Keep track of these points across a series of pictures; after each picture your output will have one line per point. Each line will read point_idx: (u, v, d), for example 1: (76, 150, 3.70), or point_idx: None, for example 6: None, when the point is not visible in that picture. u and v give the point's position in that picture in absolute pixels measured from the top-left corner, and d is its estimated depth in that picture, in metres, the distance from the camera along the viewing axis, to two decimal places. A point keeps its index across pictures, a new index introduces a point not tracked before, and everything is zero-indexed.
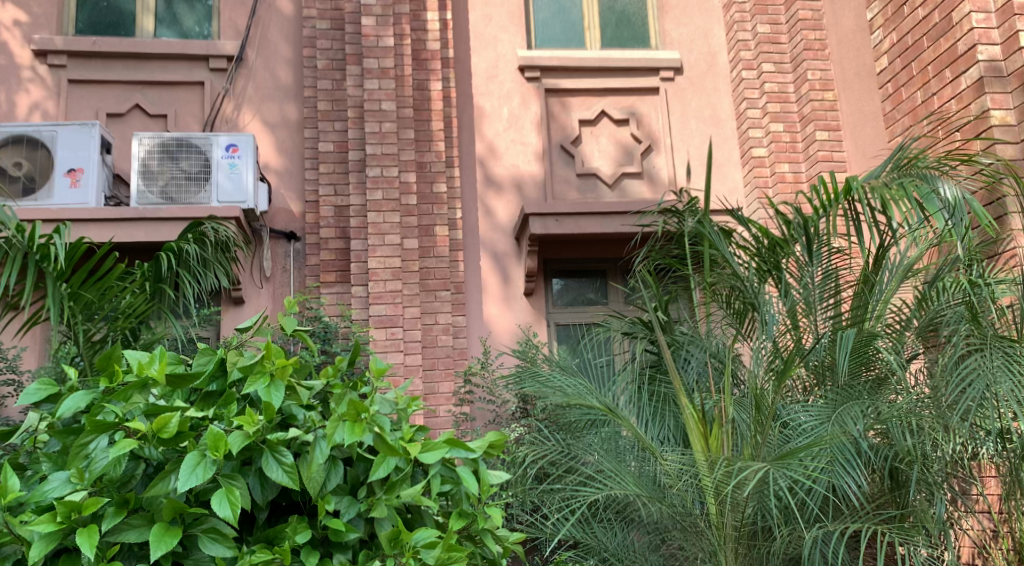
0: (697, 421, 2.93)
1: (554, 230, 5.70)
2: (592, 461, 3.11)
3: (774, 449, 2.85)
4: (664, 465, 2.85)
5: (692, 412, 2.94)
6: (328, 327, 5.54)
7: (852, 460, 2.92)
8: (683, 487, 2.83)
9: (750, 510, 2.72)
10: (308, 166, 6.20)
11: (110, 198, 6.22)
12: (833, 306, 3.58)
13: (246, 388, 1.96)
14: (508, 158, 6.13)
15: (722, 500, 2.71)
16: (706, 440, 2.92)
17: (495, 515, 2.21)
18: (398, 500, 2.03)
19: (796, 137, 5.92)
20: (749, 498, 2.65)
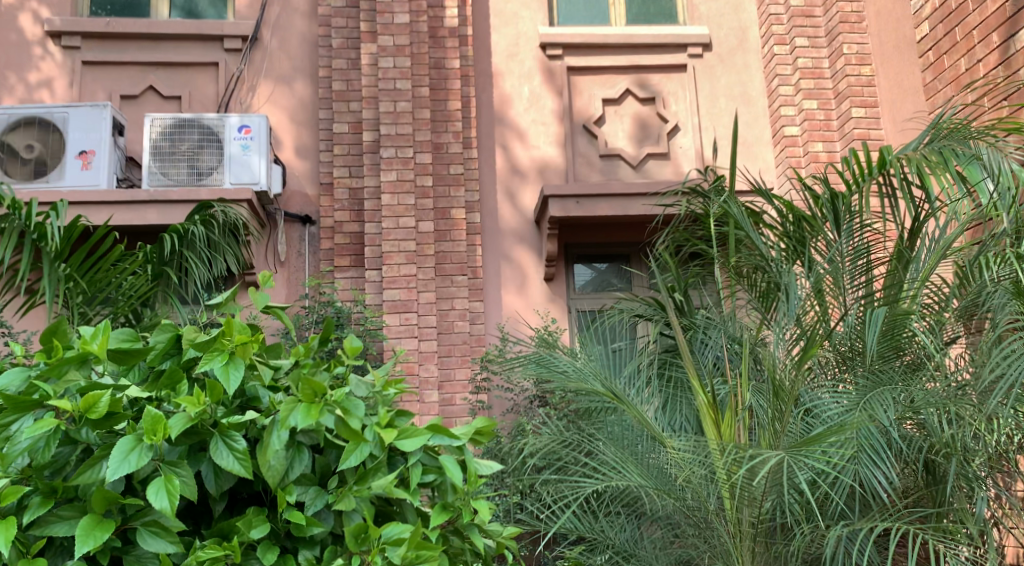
0: (710, 406, 2.71)
1: (574, 213, 5.50)
2: (598, 449, 2.90)
3: (795, 437, 2.61)
4: (673, 454, 2.63)
5: (704, 397, 2.71)
6: (341, 312, 5.37)
7: (882, 450, 2.70)
8: (695, 480, 2.59)
9: (768, 505, 2.49)
10: (322, 148, 6.02)
11: (123, 180, 6.04)
12: (864, 285, 3.32)
13: (200, 367, 1.78)
14: (531, 139, 5.92)
15: (735, 493, 2.48)
16: (720, 427, 2.69)
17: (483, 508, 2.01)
18: (369, 492, 1.83)
19: (831, 115, 5.65)
20: (764, 491, 2.42)
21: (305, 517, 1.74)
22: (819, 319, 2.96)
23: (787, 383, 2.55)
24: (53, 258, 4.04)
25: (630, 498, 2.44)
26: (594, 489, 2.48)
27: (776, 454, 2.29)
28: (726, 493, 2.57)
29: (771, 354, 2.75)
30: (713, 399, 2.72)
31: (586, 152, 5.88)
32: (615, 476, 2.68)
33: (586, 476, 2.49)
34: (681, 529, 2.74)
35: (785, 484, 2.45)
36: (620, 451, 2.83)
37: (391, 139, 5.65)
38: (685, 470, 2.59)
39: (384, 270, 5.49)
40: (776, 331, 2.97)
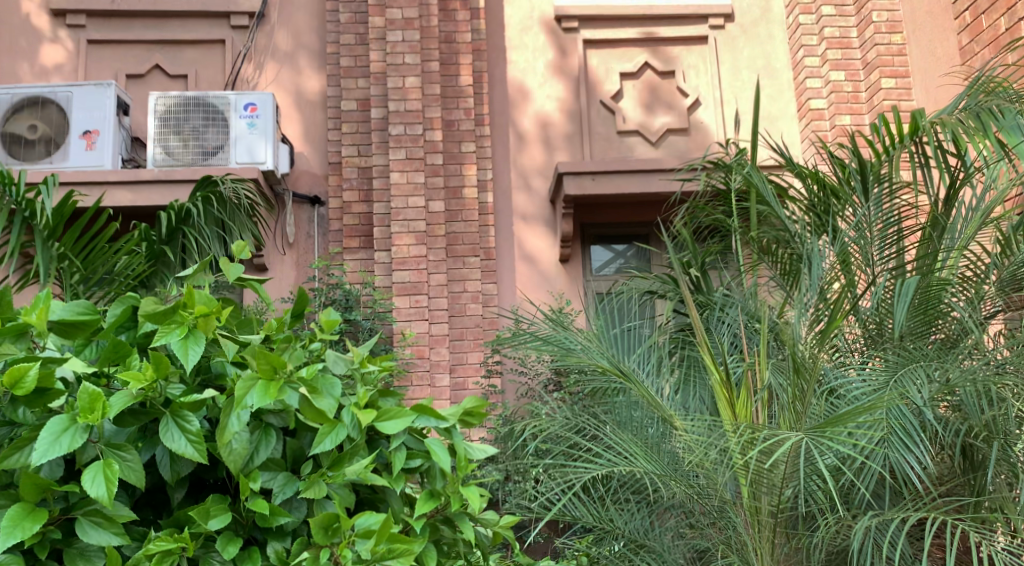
0: (725, 385, 2.51)
1: (590, 190, 5.32)
2: (606, 433, 2.72)
3: (819, 419, 2.41)
4: (685, 438, 2.45)
5: (719, 376, 2.52)
6: (350, 294, 5.22)
7: (916, 431, 2.51)
8: (710, 465, 2.40)
9: (788, 493, 2.29)
10: (330, 126, 5.85)
11: (127, 160, 5.85)
12: (895, 254, 3.11)
13: (156, 340, 1.61)
14: (535, 103, 5.75)
15: (752, 478, 2.29)
16: (735, 408, 2.50)
17: (473, 496, 1.84)
18: (344, 479, 1.66)
19: (858, 87, 5.43)
20: (783, 476, 2.23)
21: (269, 507, 1.56)
22: (844, 293, 2.77)
23: (808, 359, 2.36)
24: (45, 237, 3.86)
25: (634, 483, 2.26)
26: (598, 475, 2.31)
27: (794, 436, 2.10)
28: (742, 480, 2.38)
29: (792, 329, 2.55)
30: (729, 378, 2.53)
31: (603, 128, 5.69)
32: (623, 461, 2.50)
33: (588, 461, 2.31)
34: (695, 518, 2.56)
35: (807, 470, 2.25)
36: (629, 437, 2.64)
37: (400, 116, 5.50)
38: (697, 453, 2.40)
39: (393, 251, 5.35)
40: (798, 305, 2.78)
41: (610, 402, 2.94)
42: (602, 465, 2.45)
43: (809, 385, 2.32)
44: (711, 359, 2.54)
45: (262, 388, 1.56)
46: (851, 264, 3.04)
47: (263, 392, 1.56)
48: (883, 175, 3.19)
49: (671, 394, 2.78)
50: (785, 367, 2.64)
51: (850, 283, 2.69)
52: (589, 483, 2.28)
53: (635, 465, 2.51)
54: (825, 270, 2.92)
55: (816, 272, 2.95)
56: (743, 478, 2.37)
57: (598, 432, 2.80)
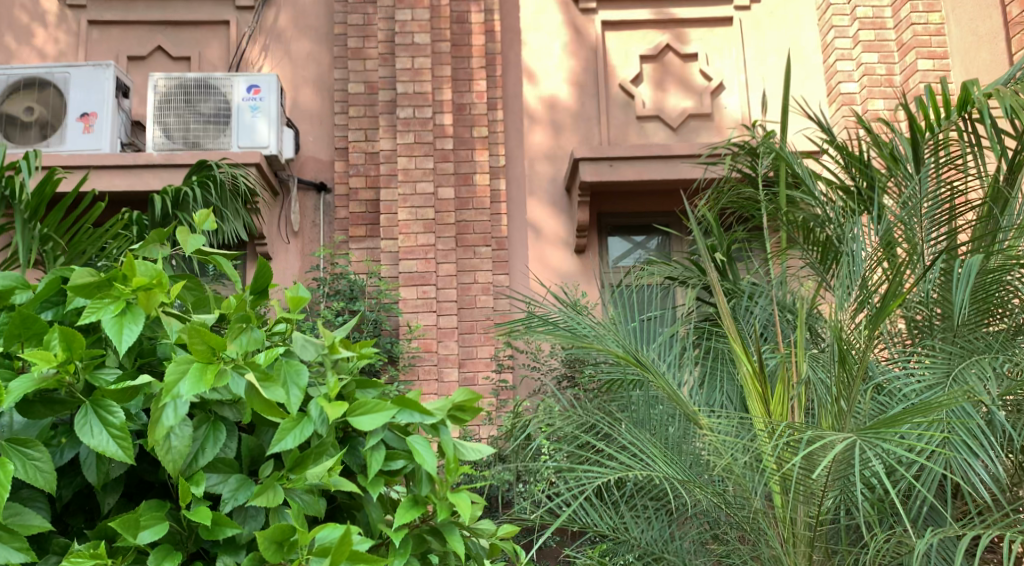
0: (757, 380, 2.24)
1: (608, 176, 5.08)
2: (623, 429, 2.45)
3: (865, 419, 2.13)
4: (711, 439, 2.17)
5: (752, 369, 2.24)
6: (354, 285, 5.00)
7: (986, 433, 2.26)
8: (739, 470, 2.13)
9: (828, 503, 2.02)
10: (337, 110, 5.60)
11: (127, 144, 5.51)
12: (945, 228, 2.79)
13: (85, 318, 1.36)
14: (544, 82, 5.48)
15: (789, 486, 2.01)
16: (768, 404, 2.23)
17: (464, 504, 1.58)
18: (308, 483, 1.40)
19: (892, 70, 5.15)
20: (823, 485, 1.95)
21: (213, 516, 1.31)
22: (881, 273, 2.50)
23: (854, 350, 2.08)
24: (28, 217, 3.58)
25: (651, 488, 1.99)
26: (611, 480, 2.03)
27: (843, 437, 1.82)
28: (779, 487, 2.11)
29: (836, 315, 2.27)
30: (763, 371, 2.25)
31: (622, 113, 5.41)
32: (639, 465, 2.23)
33: (600, 464, 2.04)
34: (722, 529, 2.28)
35: (852, 477, 1.97)
36: (648, 438, 2.37)
37: (408, 99, 5.27)
38: (724, 456, 2.13)
39: (399, 240, 5.12)
40: (841, 286, 2.51)
41: (625, 397, 2.68)
42: (616, 467, 2.19)
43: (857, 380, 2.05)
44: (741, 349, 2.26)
45: (198, 375, 1.31)
46: (902, 236, 2.74)
47: (200, 379, 1.31)
48: (937, 133, 2.87)
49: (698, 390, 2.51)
50: (827, 360, 2.36)
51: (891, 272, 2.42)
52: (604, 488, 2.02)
53: (654, 468, 2.24)
54: (880, 221, 2.63)
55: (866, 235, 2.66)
56: (780, 485, 2.10)
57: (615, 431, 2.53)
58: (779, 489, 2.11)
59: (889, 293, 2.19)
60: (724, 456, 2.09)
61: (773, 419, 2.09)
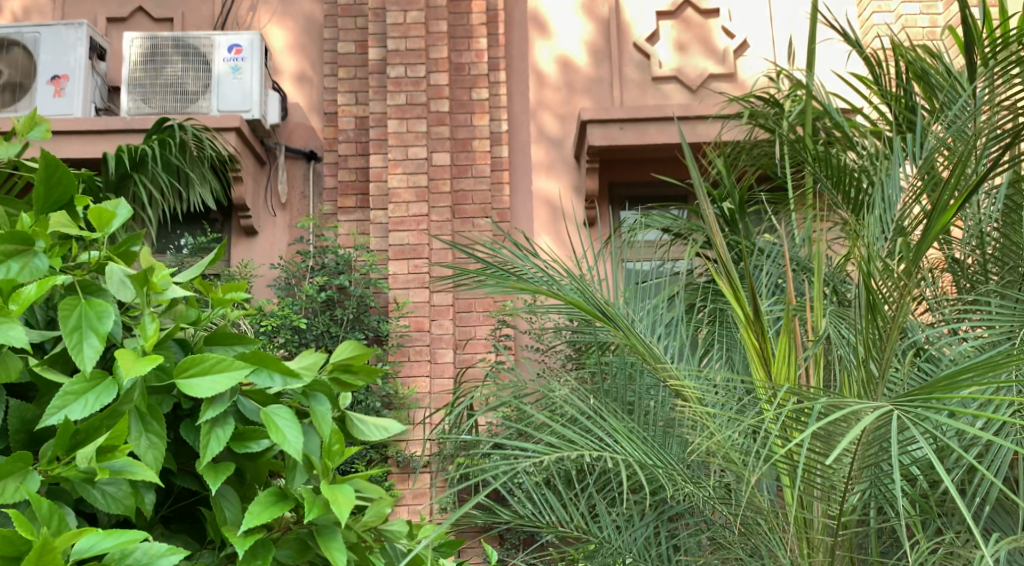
0: (760, 338, 1.79)
1: (618, 140, 4.66)
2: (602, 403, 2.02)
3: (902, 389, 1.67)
4: (700, 414, 1.74)
5: (755, 325, 1.80)
6: (341, 258, 4.57)
7: None
8: (730, 457, 1.69)
9: (854, 499, 1.57)
10: (327, 72, 5.16)
11: (102, 110, 5.03)
12: (1002, 158, 2.30)
13: None
14: (559, 41, 5.12)
15: (798, 472, 1.57)
16: (773, 368, 1.79)
17: (340, 500, 1.15)
18: (82, 471, 0.99)
19: (934, 21, 4.66)
20: (843, 471, 1.50)
21: None
22: (932, 188, 2.01)
23: (886, 301, 1.63)
24: None
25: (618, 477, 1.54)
26: (569, 461, 1.60)
27: (881, 410, 1.36)
28: (792, 477, 1.66)
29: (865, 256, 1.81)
30: (770, 330, 1.81)
31: (634, 77, 4.97)
32: (602, 447, 1.79)
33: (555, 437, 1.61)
34: (716, 532, 1.82)
35: (887, 463, 1.51)
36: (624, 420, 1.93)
37: (399, 56, 4.84)
38: (715, 440, 1.68)
39: (390, 209, 4.70)
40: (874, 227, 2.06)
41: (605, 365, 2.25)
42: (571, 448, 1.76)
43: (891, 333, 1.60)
44: (739, 303, 1.82)
45: None
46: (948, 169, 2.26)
47: None
48: (990, 56, 2.39)
49: (693, 357, 2.07)
50: (859, 319, 1.90)
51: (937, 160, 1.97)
52: (562, 469, 1.59)
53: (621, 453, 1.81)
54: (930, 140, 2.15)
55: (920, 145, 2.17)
56: (793, 474, 1.65)
57: (593, 410, 2.10)
58: (791, 479, 1.67)
59: (933, 215, 1.73)
60: (712, 432, 1.65)
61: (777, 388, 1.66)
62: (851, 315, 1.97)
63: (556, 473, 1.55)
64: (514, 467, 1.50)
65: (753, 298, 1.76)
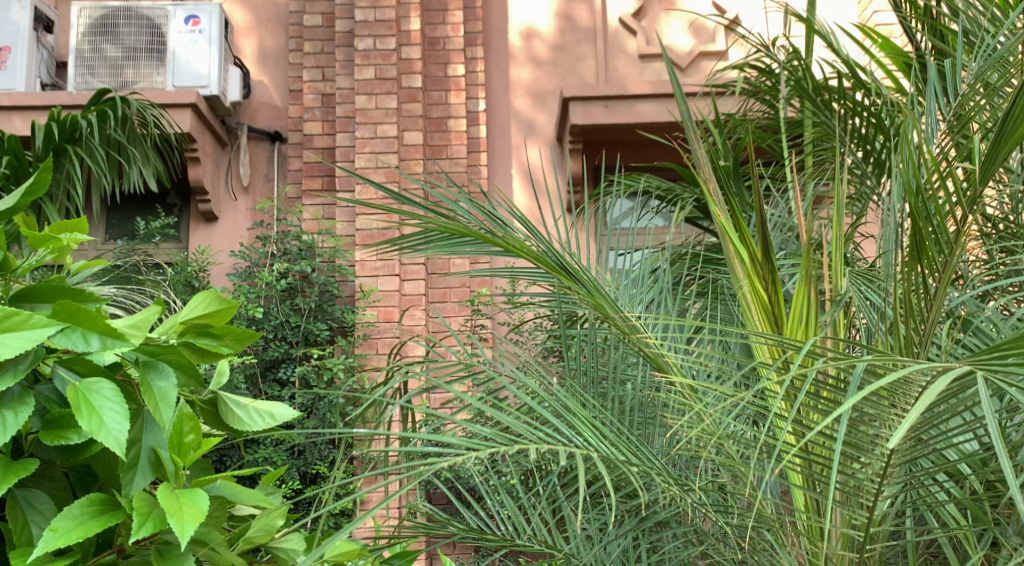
0: (770, 289, 1.53)
1: (602, 118, 4.34)
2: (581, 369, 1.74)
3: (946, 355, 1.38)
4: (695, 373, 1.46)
5: (763, 271, 1.54)
6: (304, 244, 4.24)
7: None
8: (728, 449, 1.37)
9: (887, 497, 1.27)
10: (291, 47, 4.84)
11: (49, 86, 4.69)
12: None
13: None
14: (521, 13, 4.81)
15: (810, 463, 1.27)
16: (780, 321, 1.53)
17: (168, 502, 0.93)
18: None
19: None
20: (866, 462, 1.22)
21: None
22: (962, 134, 1.67)
23: (927, 257, 1.32)
24: None
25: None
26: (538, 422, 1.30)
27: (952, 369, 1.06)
28: (803, 470, 1.37)
29: (897, 205, 1.50)
30: (782, 282, 1.54)
31: (620, 55, 4.63)
32: (567, 436, 1.46)
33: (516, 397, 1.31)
34: (708, 545, 1.51)
35: (931, 449, 1.21)
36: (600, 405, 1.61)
37: (368, 27, 4.52)
38: (711, 426, 1.36)
39: (358, 191, 4.37)
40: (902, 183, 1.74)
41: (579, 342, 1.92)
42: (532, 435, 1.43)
43: (940, 292, 1.32)
44: (745, 249, 1.55)
45: None
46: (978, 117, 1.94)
47: None
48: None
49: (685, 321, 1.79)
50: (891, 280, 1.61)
51: (964, 102, 1.61)
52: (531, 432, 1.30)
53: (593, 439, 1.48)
54: (959, 79, 1.83)
55: (948, 85, 1.83)
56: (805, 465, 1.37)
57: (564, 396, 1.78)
58: (803, 475, 1.38)
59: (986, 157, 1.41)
60: (707, 401, 1.37)
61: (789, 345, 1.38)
62: (876, 280, 1.68)
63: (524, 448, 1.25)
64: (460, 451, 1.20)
65: (763, 237, 1.50)
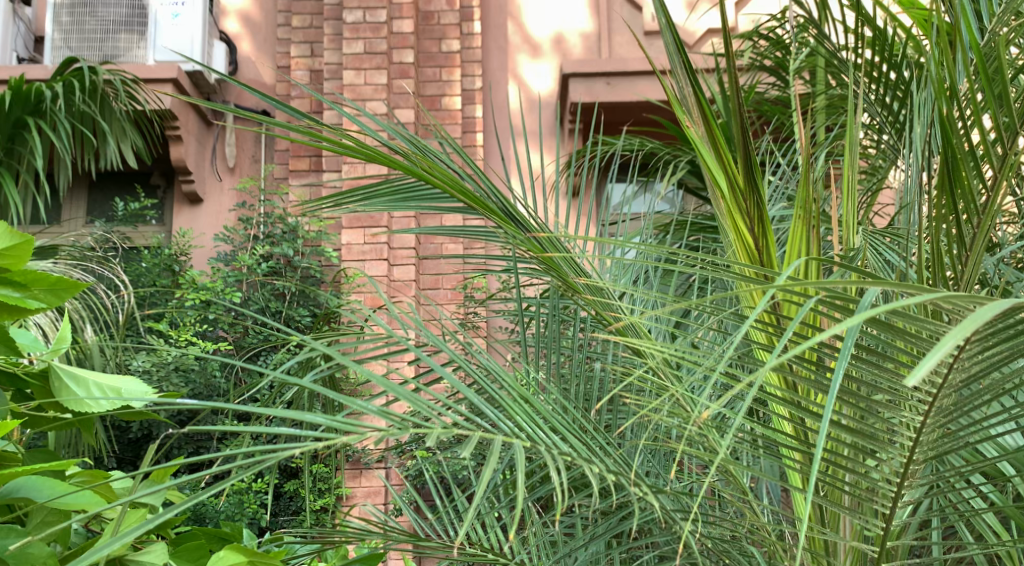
0: (755, 226, 1.29)
1: (603, 96, 4.13)
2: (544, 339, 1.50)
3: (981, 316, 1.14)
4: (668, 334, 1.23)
5: (746, 204, 1.29)
6: (288, 226, 4.03)
7: None
8: (714, 439, 1.15)
9: (908, 497, 1.04)
10: (279, 21, 4.63)
11: (24, 61, 4.47)
12: None
13: None
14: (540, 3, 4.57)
15: (815, 454, 1.05)
16: (767, 261, 1.30)
17: None
18: None
19: None
20: (881, 453, 1.00)
21: None
22: (989, 75, 1.44)
23: (957, 198, 1.10)
24: None
25: (556, 454, 1.01)
26: (490, 407, 1.07)
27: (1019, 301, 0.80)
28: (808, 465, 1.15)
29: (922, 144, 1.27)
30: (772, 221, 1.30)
31: (625, 30, 4.38)
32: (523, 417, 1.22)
33: (464, 384, 1.07)
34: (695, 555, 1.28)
35: (967, 437, 0.98)
36: (573, 388, 1.38)
37: (358, 0, 4.31)
38: (695, 409, 1.13)
39: (345, 171, 4.15)
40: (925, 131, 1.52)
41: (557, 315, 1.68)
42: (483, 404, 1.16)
43: (975, 243, 1.09)
44: (725, 177, 1.31)
45: None
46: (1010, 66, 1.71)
47: None
48: None
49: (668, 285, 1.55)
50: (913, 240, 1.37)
51: (991, 38, 1.39)
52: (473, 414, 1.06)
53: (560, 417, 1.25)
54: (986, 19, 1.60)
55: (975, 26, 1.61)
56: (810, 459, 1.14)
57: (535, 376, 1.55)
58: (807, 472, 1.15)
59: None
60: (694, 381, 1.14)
61: (790, 304, 1.15)
62: (892, 243, 1.46)
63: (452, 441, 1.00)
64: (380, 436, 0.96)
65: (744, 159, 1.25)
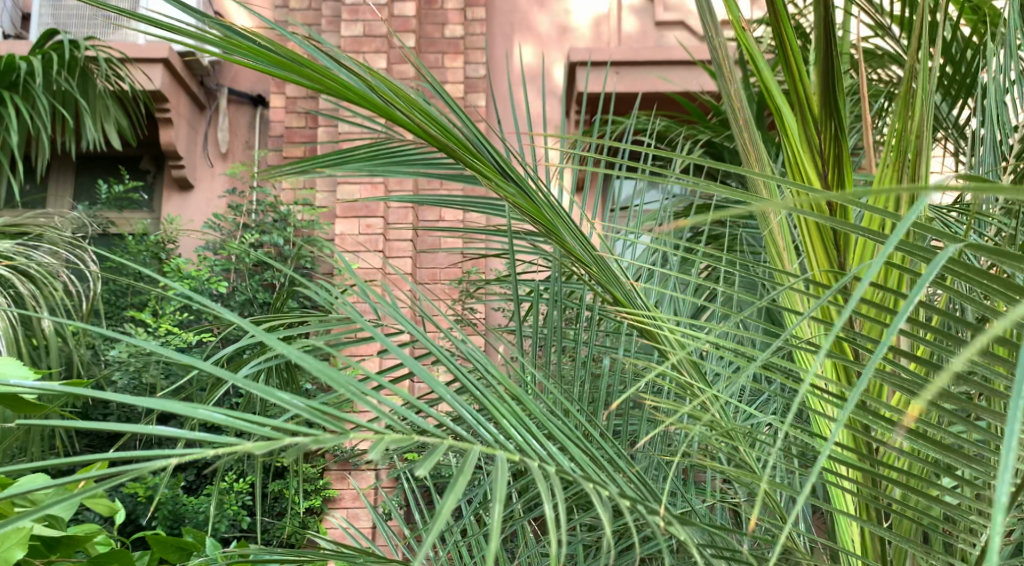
0: (825, 161, 1.02)
1: (613, 87, 3.94)
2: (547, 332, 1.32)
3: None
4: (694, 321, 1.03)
5: (818, 135, 1.01)
6: (280, 214, 3.86)
7: None
8: (750, 447, 0.96)
9: (996, 523, 0.87)
10: (276, 4, 4.46)
11: (11, 37, 4.30)
12: None
13: None
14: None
15: (872, 477, 0.87)
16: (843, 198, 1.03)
17: None
18: None
19: None
20: (957, 477, 0.82)
21: None
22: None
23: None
24: None
25: (554, 469, 0.83)
26: (477, 412, 0.89)
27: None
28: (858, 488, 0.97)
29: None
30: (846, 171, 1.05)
31: (637, 22, 4.22)
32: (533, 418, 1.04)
33: (444, 384, 0.89)
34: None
35: None
36: (585, 385, 1.20)
37: None
38: (723, 412, 0.96)
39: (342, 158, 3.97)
40: (984, 111, 1.35)
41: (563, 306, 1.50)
42: (499, 394, 0.94)
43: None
44: (793, 100, 1.02)
45: None
46: None
47: None
48: None
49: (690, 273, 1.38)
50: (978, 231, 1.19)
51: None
52: (457, 419, 0.88)
53: (576, 418, 1.07)
54: None
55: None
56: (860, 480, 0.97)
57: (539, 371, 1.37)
58: (857, 496, 0.97)
59: None
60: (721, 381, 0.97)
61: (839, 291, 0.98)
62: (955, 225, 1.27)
63: (428, 448, 0.81)
64: (340, 440, 0.78)
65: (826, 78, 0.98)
